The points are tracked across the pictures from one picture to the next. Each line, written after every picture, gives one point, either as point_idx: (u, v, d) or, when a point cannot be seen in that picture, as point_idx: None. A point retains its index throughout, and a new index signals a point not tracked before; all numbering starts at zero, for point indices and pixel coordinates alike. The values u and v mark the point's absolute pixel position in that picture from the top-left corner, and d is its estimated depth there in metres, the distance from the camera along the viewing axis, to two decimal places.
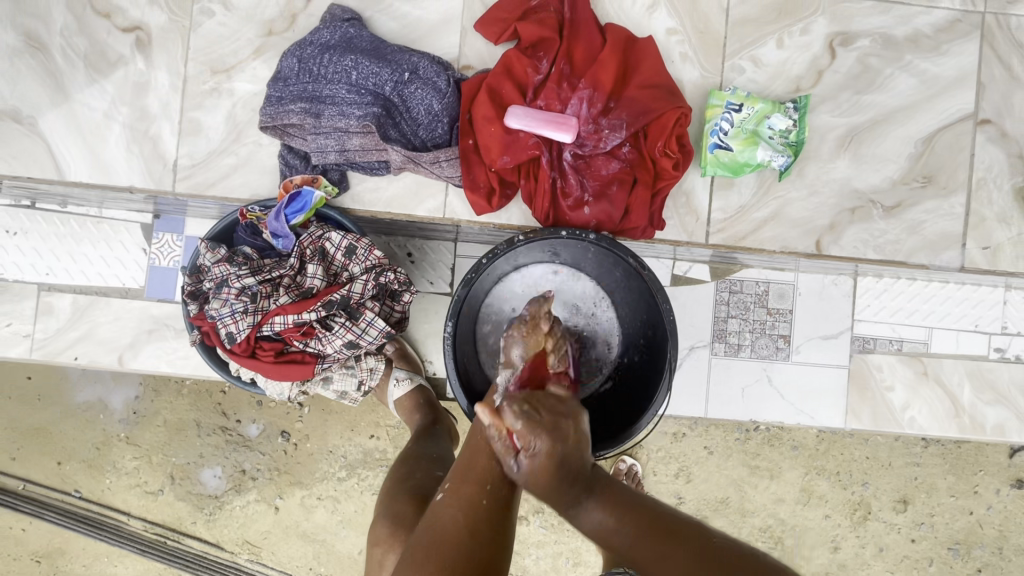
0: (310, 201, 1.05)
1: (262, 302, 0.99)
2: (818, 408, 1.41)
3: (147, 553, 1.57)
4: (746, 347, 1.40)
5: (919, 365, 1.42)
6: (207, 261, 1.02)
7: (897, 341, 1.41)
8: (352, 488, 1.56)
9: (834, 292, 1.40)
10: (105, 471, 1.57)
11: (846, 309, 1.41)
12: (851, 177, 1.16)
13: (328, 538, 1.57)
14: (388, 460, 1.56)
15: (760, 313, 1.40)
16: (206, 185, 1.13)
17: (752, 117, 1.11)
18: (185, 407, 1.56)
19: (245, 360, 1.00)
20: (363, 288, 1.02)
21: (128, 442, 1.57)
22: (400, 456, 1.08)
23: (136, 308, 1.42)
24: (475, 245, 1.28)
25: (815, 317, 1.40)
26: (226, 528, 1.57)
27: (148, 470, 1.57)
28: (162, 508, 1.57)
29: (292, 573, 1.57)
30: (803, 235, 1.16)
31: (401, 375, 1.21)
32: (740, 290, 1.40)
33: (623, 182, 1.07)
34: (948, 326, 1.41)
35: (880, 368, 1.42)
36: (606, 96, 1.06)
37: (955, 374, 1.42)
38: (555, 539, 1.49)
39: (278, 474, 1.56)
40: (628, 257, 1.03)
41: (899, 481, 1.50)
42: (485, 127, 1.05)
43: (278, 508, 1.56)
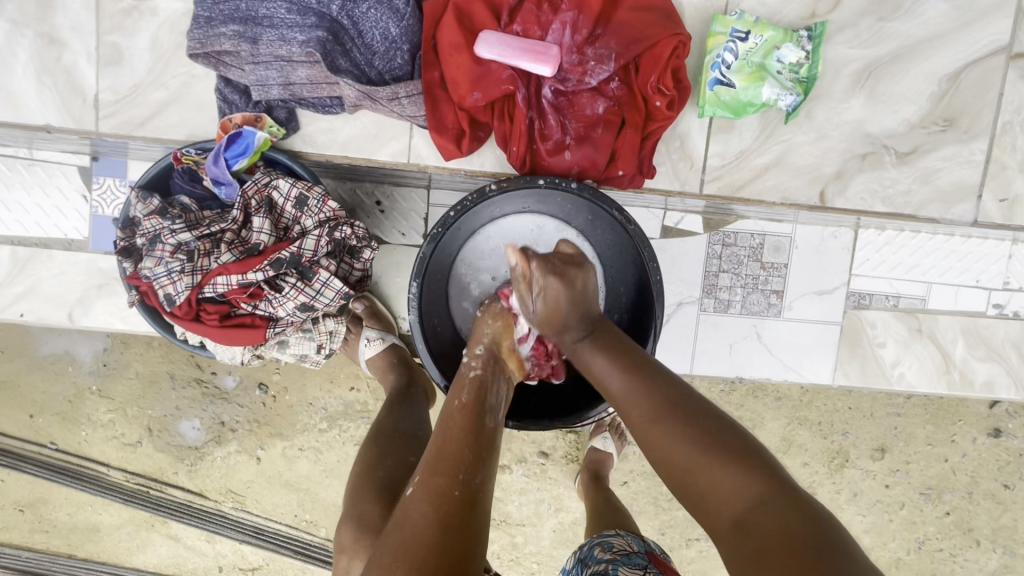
0: (252, 143, 0.93)
1: (201, 260, 0.89)
2: (808, 360, 1.36)
3: (131, 502, 1.54)
4: (736, 304, 1.33)
5: (913, 322, 1.36)
6: (139, 213, 0.91)
7: (894, 297, 1.34)
8: (334, 439, 1.52)
9: (833, 244, 1.31)
10: (80, 424, 1.52)
11: (844, 263, 1.32)
12: (864, 120, 1.04)
13: (312, 487, 1.54)
14: (368, 413, 1.52)
15: (753, 267, 1.32)
16: (135, 124, 0.99)
17: (760, 48, 0.96)
18: (156, 359, 1.50)
19: (189, 324, 0.91)
20: (316, 245, 0.90)
21: (101, 395, 1.50)
22: (371, 434, 1.00)
23: (83, 261, 1.31)
24: (450, 193, 1.14)
25: (810, 270, 1.32)
26: (210, 478, 1.54)
27: (124, 422, 1.51)
28: (141, 459, 1.53)
29: (278, 520, 1.55)
30: (807, 183, 1.05)
31: (372, 335, 1.13)
32: (734, 243, 1.31)
33: (610, 122, 0.94)
34: (948, 281, 1.34)
35: (874, 324, 1.35)
36: (593, 20, 0.92)
37: (949, 330, 1.37)
38: (538, 486, 1.48)
39: (258, 425, 1.51)
40: (612, 211, 0.93)
41: (878, 431, 1.48)
42: (452, 57, 0.91)
43: (259, 459, 1.52)
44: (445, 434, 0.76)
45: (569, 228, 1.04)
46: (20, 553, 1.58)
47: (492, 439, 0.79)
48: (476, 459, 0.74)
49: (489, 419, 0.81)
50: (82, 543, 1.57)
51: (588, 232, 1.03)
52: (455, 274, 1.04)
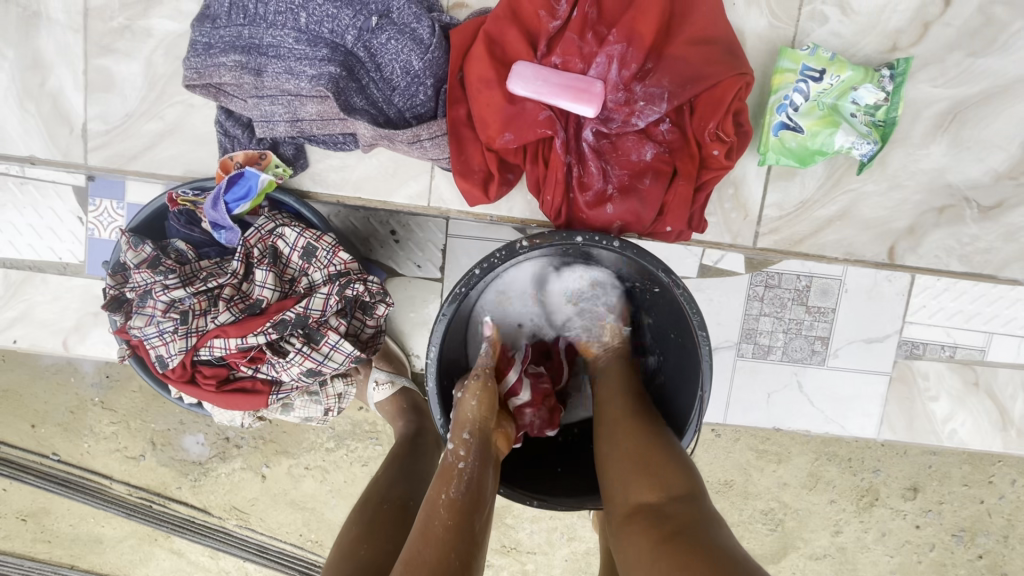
0: (255, 184, 0.83)
1: (197, 321, 0.79)
2: (853, 412, 1.08)
3: (133, 516, 1.47)
4: (776, 350, 1.03)
5: (970, 374, 1.08)
6: (128, 261, 0.81)
7: (951, 347, 1.05)
8: (342, 459, 1.44)
9: (888, 291, 0.99)
10: (82, 436, 1.45)
11: (897, 310, 1.01)
12: (945, 168, 0.92)
13: (317, 506, 1.46)
14: (378, 433, 1.43)
15: (797, 312, 1.01)
16: (127, 158, 0.89)
17: (835, 89, 0.83)
18: None
19: (183, 387, 0.82)
20: (325, 304, 0.81)
21: (105, 407, 1.44)
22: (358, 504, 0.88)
23: (79, 286, 1.23)
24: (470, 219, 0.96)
25: (860, 317, 1.01)
26: (213, 494, 1.46)
27: (127, 435, 1.45)
28: (145, 473, 1.46)
29: (281, 539, 1.48)
30: (875, 239, 0.95)
31: (382, 378, 1.04)
32: (778, 284, 0.98)
33: (658, 172, 0.82)
34: (1012, 331, 1.05)
35: (926, 374, 1.07)
36: (644, 54, 0.80)
37: (1009, 385, 1.09)
38: (550, 514, 1.37)
39: (264, 442, 1.44)
40: (659, 271, 0.79)
41: (911, 468, 1.28)
42: (482, 93, 0.80)
43: (264, 476, 1.45)
44: (428, 530, 0.66)
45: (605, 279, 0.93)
46: (22, 563, 1.52)
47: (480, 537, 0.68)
48: (458, 565, 0.64)
49: (478, 517, 0.69)
50: (85, 553, 1.52)
51: (627, 284, 0.92)
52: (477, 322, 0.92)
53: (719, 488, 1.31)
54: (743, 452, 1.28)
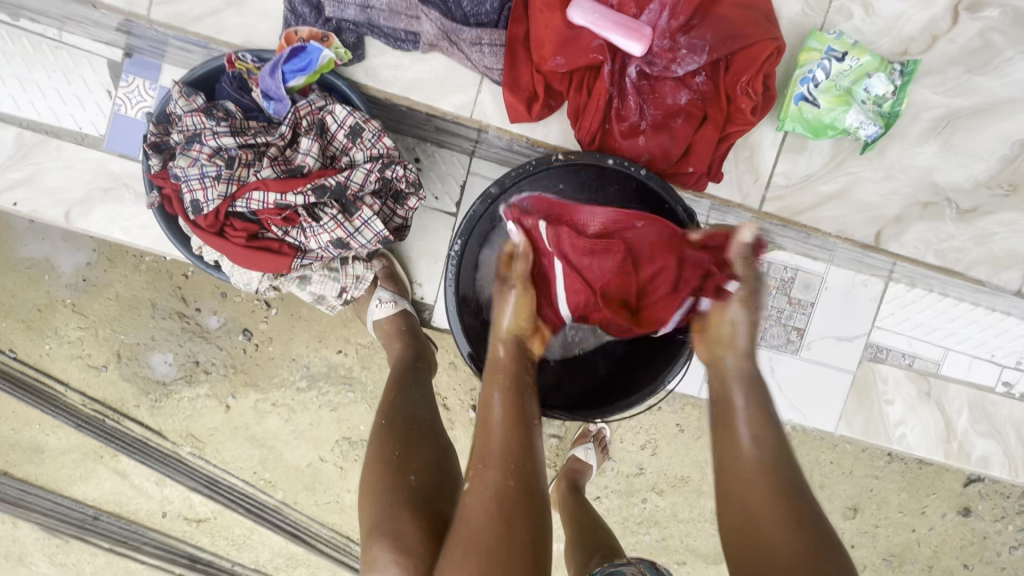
0: (315, 60, 0.87)
1: (240, 170, 0.81)
2: (818, 407, 1.20)
3: (83, 429, 1.41)
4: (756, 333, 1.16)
5: (924, 384, 1.22)
6: (179, 108, 0.84)
7: (910, 356, 1.20)
8: (311, 401, 1.42)
9: (862, 293, 1.16)
10: (44, 336, 1.38)
11: (868, 313, 1.17)
12: (933, 167, 1.02)
13: (277, 445, 1.43)
14: (352, 380, 1.42)
15: (779, 301, 1.16)
16: (189, 18, 0.91)
17: (852, 71, 0.93)
18: (141, 284, 1.35)
19: (210, 238, 0.83)
20: (365, 180, 0.84)
21: (75, 311, 1.38)
22: (382, 424, 0.90)
23: (93, 159, 1.25)
24: (493, 164, 1.10)
25: (836, 315, 1.16)
26: (171, 419, 1.42)
27: (93, 343, 1.38)
28: (105, 386, 1.40)
29: (233, 474, 1.44)
30: (865, 222, 1.04)
31: (384, 297, 1.07)
32: (767, 273, 1.14)
33: (690, 116, 0.90)
34: (965, 350, 1.21)
35: (885, 380, 1.21)
36: (692, 9, 0.88)
37: (956, 401, 1.23)
38: None
39: (234, 372, 1.40)
40: (677, 206, 0.88)
41: (855, 489, 1.34)
42: (542, 16, 0.87)
43: (228, 407, 1.41)
44: (490, 426, 0.73)
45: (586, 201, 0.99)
46: None
47: (531, 419, 0.75)
48: (522, 449, 0.70)
49: (528, 401, 0.76)
50: (21, 462, 1.44)
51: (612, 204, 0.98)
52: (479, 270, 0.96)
53: (676, 484, 1.33)
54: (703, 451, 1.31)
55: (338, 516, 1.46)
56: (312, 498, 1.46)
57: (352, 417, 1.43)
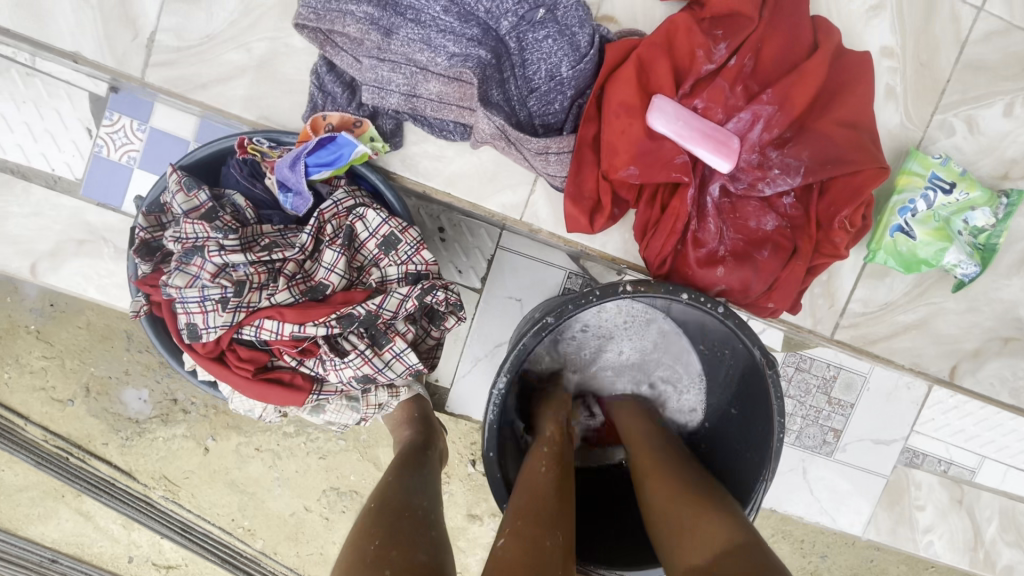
0: (346, 154, 0.72)
1: (251, 295, 0.67)
2: (846, 508, 1.12)
3: (43, 466, 1.25)
4: (791, 432, 1.09)
5: (956, 492, 1.14)
6: (176, 205, 0.69)
7: (947, 463, 1.11)
8: (298, 448, 1.27)
9: (904, 396, 1.06)
10: (2, 363, 1.21)
11: (908, 418, 1.08)
12: (1019, 301, 0.93)
13: (259, 493, 1.27)
14: (346, 428, 1.27)
15: (819, 399, 1.07)
16: (193, 84, 0.76)
17: (955, 204, 0.82)
18: (116, 314, 1.21)
19: (208, 366, 0.69)
20: (399, 306, 0.71)
21: (39, 338, 1.20)
22: (371, 508, 0.74)
23: (67, 207, 1.08)
24: (523, 240, 1.04)
25: (876, 417, 1.08)
26: (145, 458, 1.25)
27: (59, 375, 1.22)
28: (70, 422, 1.24)
29: (210, 522, 1.27)
30: (942, 355, 0.94)
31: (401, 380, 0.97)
32: (807, 368, 1.06)
33: (778, 244, 0.78)
34: (1003, 460, 1.12)
35: (918, 485, 1.13)
36: (789, 122, 0.76)
37: (987, 508, 1.16)
38: None
39: (215, 412, 1.26)
40: (752, 346, 0.73)
41: (854, 560, 1.22)
42: (619, 120, 0.74)
43: (206, 450, 1.26)
44: (531, 479, 0.69)
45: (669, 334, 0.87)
46: None
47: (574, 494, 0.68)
48: (560, 509, 0.64)
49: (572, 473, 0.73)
50: None
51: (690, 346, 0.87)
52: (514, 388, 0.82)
53: None
54: None
55: (321, 570, 1.30)
56: (294, 548, 1.29)
57: (342, 467, 1.28)
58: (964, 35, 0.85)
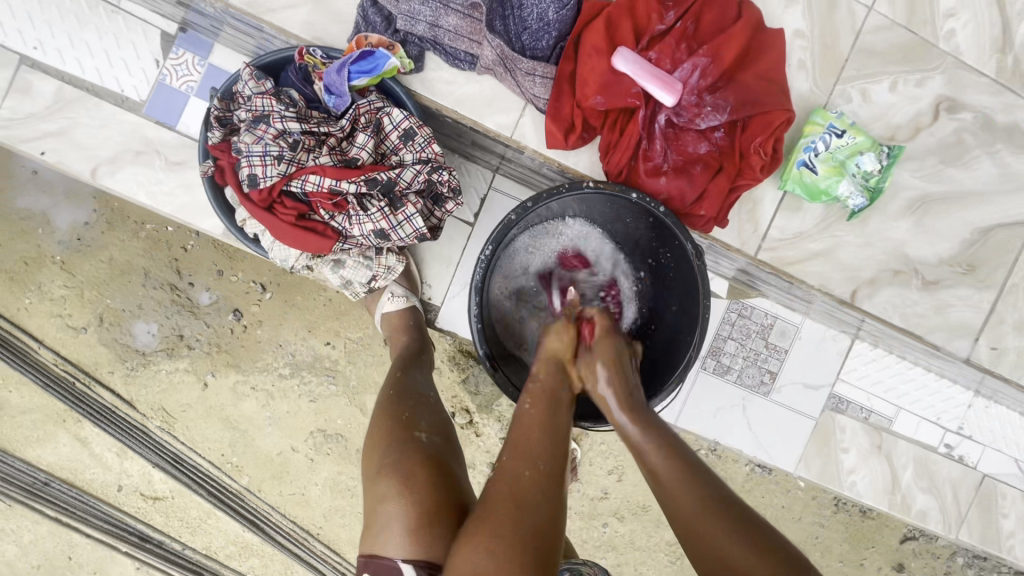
0: (381, 65, 0.94)
1: (301, 154, 0.88)
2: (781, 447, 1.34)
3: (50, 388, 1.37)
4: (733, 372, 1.31)
5: (877, 438, 1.36)
6: (247, 88, 0.90)
7: (867, 411, 1.35)
8: (291, 389, 1.40)
9: (829, 347, 1.32)
10: (26, 290, 1.35)
11: (834, 366, 1.33)
12: (906, 242, 1.16)
13: (250, 431, 1.40)
14: (336, 372, 1.40)
15: (757, 343, 1.30)
16: (265, 9, 0.99)
17: (848, 147, 1.06)
18: (137, 251, 1.36)
19: (259, 211, 0.88)
20: (413, 179, 0.91)
21: (62, 268, 1.35)
22: (389, 396, 0.94)
23: (129, 122, 1.27)
24: (512, 183, 1.22)
25: (805, 363, 1.32)
26: (144, 389, 1.39)
27: (77, 303, 1.36)
28: (82, 347, 1.37)
29: (200, 453, 1.40)
30: (845, 280, 1.16)
31: (397, 291, 1.13)
32: (748, 316, 1.30)
33: (708, 165, 1.01)
34: (914, 410, 1.37)
35: (843, 430, 1.35)
36: (719, 73, 1.00)
37: (904, 455, 1.38)
38: (480, 495, 1.42)
39: (217, 351, 1.38)
40: (687, 241, 0.98)
41: (798, 534, 1.48)
42: (590, 58, 0.98)
43: (205, 384, 1.39)
44: (525, 427, 0.80)
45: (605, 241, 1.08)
46: None
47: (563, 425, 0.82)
48: (547, 452, 0.76)
49: (561, 409, 0.85)
50: None
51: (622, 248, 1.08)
52: (493, 292, 1.03)
53: (636, 510, 1.44)
54: None
55: (303, 510, 1.43)
56: (277, 487, 1.42)
57: (333, 412, 1.41)
58: (858, 27, 1.11)
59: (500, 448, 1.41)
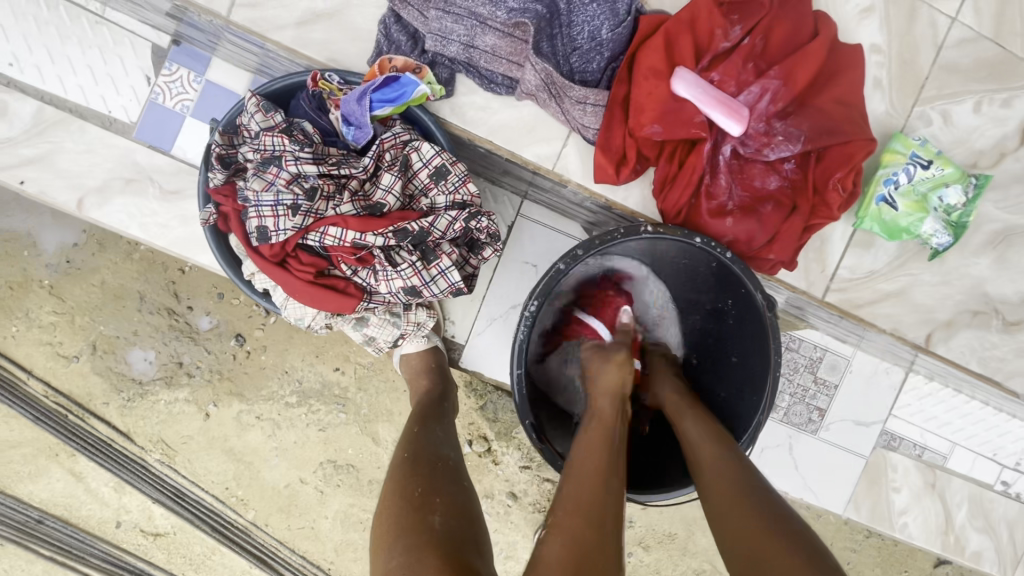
0: (407, 93, 0.82)
1: (319, 203, 0.75)
2: (829, 487, 1.19)
3: (42, 422, 1.22)
4: (778, 409, 1.15)
5: (930, 476, 1.22)
6: (254, 122, 0.77)
7: (920, 447, 1.21)
8: (299, 418, 1.27)
9: (883, 381, 1.16)
10: (12, 317, 1.20)
11: (887, 401, 1.17)
12: (986, 279, 1.05)
13: (256, 462, 1.27)
14: (345, 401, 1.27)
15: (805, 378, 1.15)
16: (271, 25, 0.86)
17: (932, 179, 0.95)
18: (131, 274, 1.22)
19: (270, 268, 0.76)
20: (448, 228, 0.79)
21: (51, 293, 1.20)
22: (404, 463, 0.80)
23: (118, 147, 1.14)
24: (541, 209, 1.09)
25: (858, 398, 1.16)
26: (145, 421, 1.25)
27: (67, 329, 1.21)
28: (72, 378, 1.22)
29: (203, 487, 1.26)
30: (918, 323, 1.05)
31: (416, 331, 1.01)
32: (797, 349, 1.14)
33: (779, 203, 0.89)
34: (971, 446, 1.23)
35: (895, 468, 1.21)
36: (792, 97, 0.88)
37: (958, 493, 1.24)
38: (495, 529, 1.29)
39: (219, 378, 1.24)
40: (756, 291, 0.86)
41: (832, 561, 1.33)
42: (647, 82, 0.85)
43: (207, 416, 1.25)
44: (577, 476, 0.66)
45: (660, 282, 0.98)
46: None
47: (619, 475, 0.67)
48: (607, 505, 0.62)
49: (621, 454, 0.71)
50: None
51: (676, 292, 0.97)
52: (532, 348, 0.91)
53: (662, 539, 1.29)
54: (695, 506, 1.30)
55: (312, 545, 1.30)
56: (285, 521, 1.28)
57: (341, 442, 1.28)
58: (941, 40, 0.98)
59: (518, 475, 1.27)
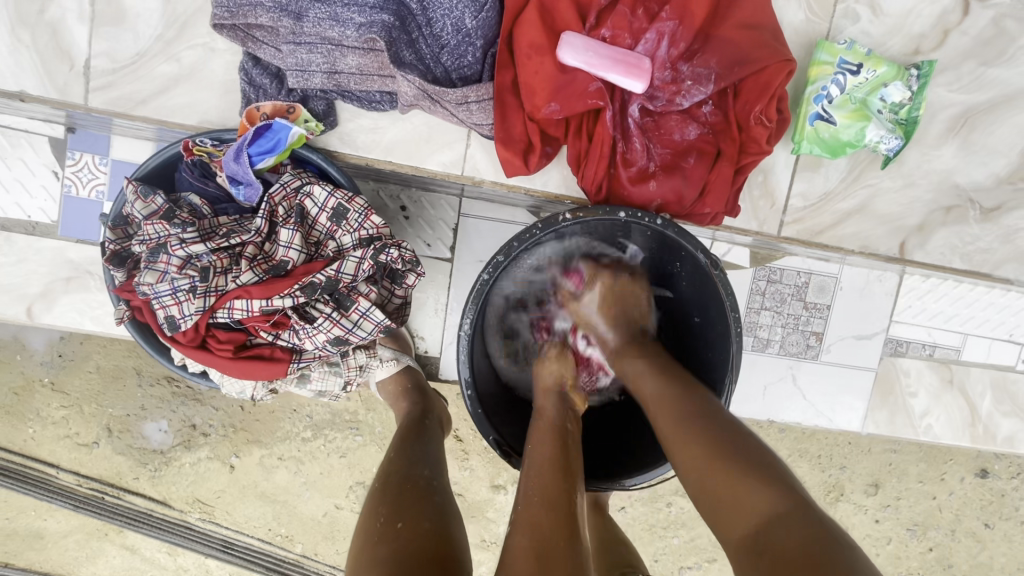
0: (284, 138, 0.78)
1: (218, 279, 0.74)
2: (840, 406, 1.09)
3: (81, 509, 1.24)
4: (775, 343, 1.05)
5: (945, 373, 1.10)
6: (136, 211, 0.74)
7: (931, 346, 1.09)
8: (319, 450, 1.25)
9: (876, 290, 1.04)
10: (27, 421, 1.21)
11: (884, 309, 1.05)
12: (954, 170, 0.97)
13: (289, 499, 1.26)
14: (359, 423, 1.25)
15: (795, 306, 1.04)
16: (134, 101, 0.85)
17: (867, 83, 0.87)
18: (122, 353, 1.19)
19: (191, 352, 0.75)
20: (357, 269, 0.75)
21: (54, 389, 1.20)
22: (377, 488, 0.74)
23: (49, 249, 1.02)
24: (484, 203, 0.99)
25: (854, 314, 1.05)
26: (176, 485, 1.25)
27: (80, 420, 1.21)
28: (98, 462, 1.23)
29: (250, 534, 1.27)
30: (889, 233, 0.99)
31: (386, 355, 0.86)
32: (779, 280, 1.03)
33: (702, 152, 0.83)
34: (983, 333, 1.09)
35: (907, 372, 1.10)
36: (693, 34, 0.80)
37: (978, 384, 1.12)
38: None
39: (234, 430, 1.24)
40: (697, 251, 0.79)
41: (873, 465, 1.27)
42: (531, 60, 0.79)
43: (232, 468, 1.25)
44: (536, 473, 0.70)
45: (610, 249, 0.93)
46: None
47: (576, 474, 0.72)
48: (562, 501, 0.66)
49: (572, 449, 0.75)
50: (22, 550, 1.28)
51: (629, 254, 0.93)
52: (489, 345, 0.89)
53: None
54: None
55: None
56: (334, 546, 1.28)
57: (366, 463, 1.25)
58: None
59: None
